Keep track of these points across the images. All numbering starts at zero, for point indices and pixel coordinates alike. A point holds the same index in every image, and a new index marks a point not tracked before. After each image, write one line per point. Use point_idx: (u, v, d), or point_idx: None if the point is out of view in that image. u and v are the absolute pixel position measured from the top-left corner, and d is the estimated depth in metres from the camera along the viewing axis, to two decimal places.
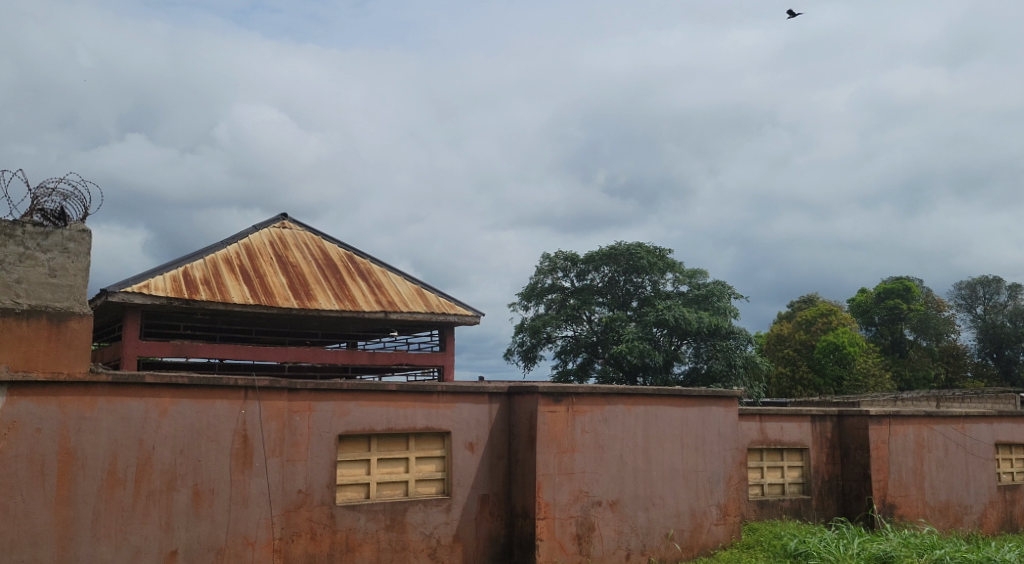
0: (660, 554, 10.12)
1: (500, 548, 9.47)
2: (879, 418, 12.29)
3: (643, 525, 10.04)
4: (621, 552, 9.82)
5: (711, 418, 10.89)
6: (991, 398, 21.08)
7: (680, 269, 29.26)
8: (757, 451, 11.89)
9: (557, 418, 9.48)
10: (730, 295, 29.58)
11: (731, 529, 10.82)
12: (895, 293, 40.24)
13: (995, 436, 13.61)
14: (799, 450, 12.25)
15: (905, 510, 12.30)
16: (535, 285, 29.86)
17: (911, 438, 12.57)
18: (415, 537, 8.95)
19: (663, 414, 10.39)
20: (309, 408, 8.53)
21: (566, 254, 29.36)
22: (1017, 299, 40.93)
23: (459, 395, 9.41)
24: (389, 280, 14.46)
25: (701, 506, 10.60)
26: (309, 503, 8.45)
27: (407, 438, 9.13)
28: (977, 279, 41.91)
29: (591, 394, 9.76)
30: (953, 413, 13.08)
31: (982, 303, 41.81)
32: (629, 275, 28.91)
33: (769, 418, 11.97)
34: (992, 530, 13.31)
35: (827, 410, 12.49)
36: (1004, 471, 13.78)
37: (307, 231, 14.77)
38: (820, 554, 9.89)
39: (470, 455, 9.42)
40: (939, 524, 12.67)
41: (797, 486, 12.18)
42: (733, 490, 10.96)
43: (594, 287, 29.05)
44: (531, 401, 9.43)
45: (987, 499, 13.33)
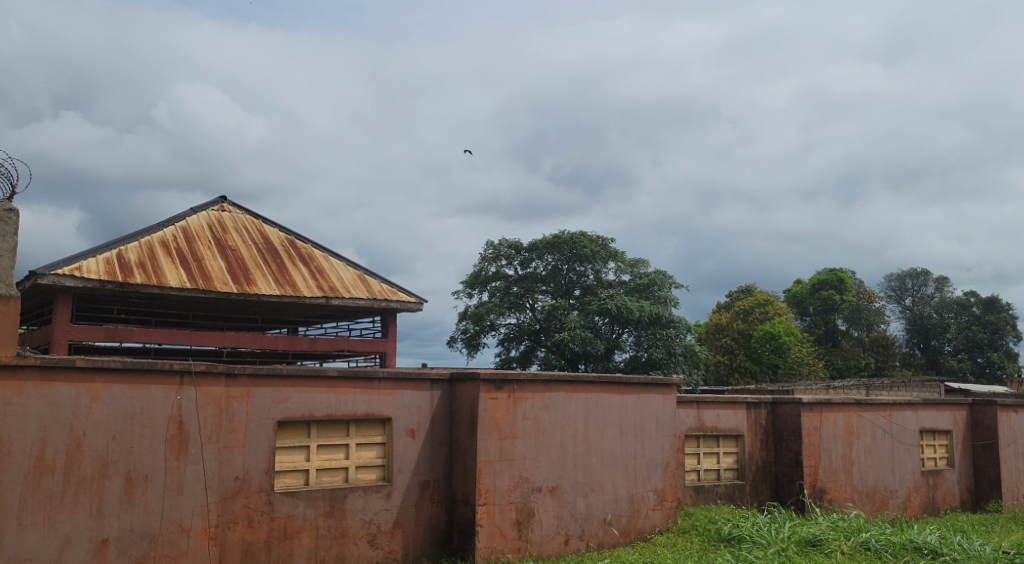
0: (598, 539, 10.28)
1: (441, 534, 9.52)
2: (811, 406, 12.63)
3: (582, 511, 10.18)
4: (560, 537, 9.94)
5: (650, 404, 11.07)
6: (917, 386, 21.82)
7: (622, 258, 29.57)
8: (694, 438, 12.14)
9: (498, 406, 9.54)
10: (670, 285, 30.06)
11: (668, 515, 11.04)
12: (829, 284, 41.99)
13: (919, 423, 14.11)
14: (734, 436, 12.54)
15: (833, 495, 12.68)
16: (479, 272, 29.90)
17: (841, 425, 12.95)
18: (355, 524, 8.94)
19: (602, 401, 10.53)
20: (248, 394, 8.43)
21: (510, 242, 29.46)
22: (944, 291, 42.41)
23: (401, 382, 9.41)
24: (331, 266, 14.34)
25: (639, 491, 10.78)
26: (247, 490, 8.37)
27: (347, 425, 9.11)
28: (906, 271, 43.31)
29: (532, 381, 9.84)
30: (881, 401, 13.53)
31: (911, 295, 43.20)
32: (572, 264, 29.13)
33: (706, 406, 12.23)
34: (916, 513, 13.81)
35: (762, 398, 12.80)
36: (928, 457, 14.31)
37: (247, 215, 14.53)
38: (752, 537, 10.15)
39: (411, 442, 9.43)
40: (866, 508, 13.09)
41: (732, 472, 12.47)
42: (670, 477, 11.17)
43: (538, 275, 29.18)
44: (473, 388, 9.48)
45: (912, 484, 13.82)
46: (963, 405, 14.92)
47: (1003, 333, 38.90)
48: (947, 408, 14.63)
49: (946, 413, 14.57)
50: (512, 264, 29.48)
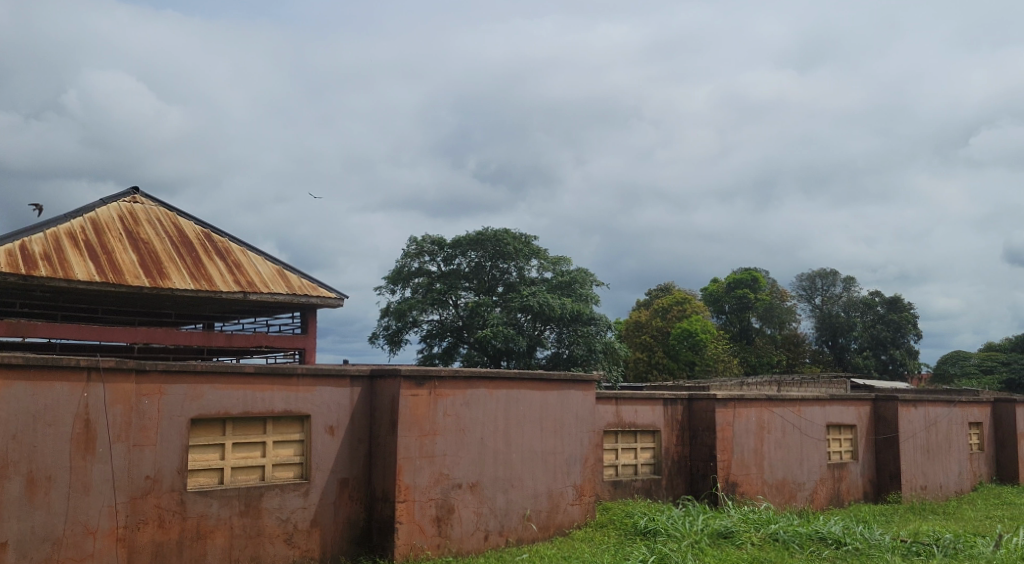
0: (517, 535, 10.37)
1: (359, 532, 9.46)
2: (725, 401, 13.00)
3: (501, 507, 10.25)
4: (480, 533, 10.00)
5: (570, 400, 11.22)
6: (825, 383, 22.64)
7: (545, 256, 29.81)
8: (612, 434, 12.35)
9: (419, 402, 9.54)
10: (592, 282, 30.46)
11: (586, 509, 11.21)
12: (743, 283, 43.11)
13: (826, 418, 14.65)
14: (651, 432, 12.80)
15: (745, 487, 13.08)
16: (402, 269, 29.73)
17: (753, 420, 13.35)
18: (271, 523, 8.83)
19: (523, 397, 10.63)
20: (160, 391, 8.24)
21: (433, 238, 29.36)
22: (851, 291, 43.98)
23: (321, 378, 9.33)
24: (249, 260, 14.08)
25: (558, 486, 10.92)
26: (158, 489, 8.18)
27: (265, 422, 8.98)
28: (816, 272, 44.75)
29: (453, 378, 9.87)
30: (791, 396, 13.98)
31: (820, 294, 44.66)
32: (495, 261, 29.22)
33: (625, 401, 12.46)
34: (822, 505, 14.33)
35: (679, 394, 13.10)
36: (834, 450, 14.86)
37: (160, 207, 14.12)
38: (667, 531, 10.40)
39: (329, 439, 9.36)
40: (775, 501, 13.52)
41: (649, 466, 12.73)
42: (589, 472, 11.34)
43: (460, 271, 29.18)
44: (394, 384, 9.46)
45: (818, 477, 14.34)
46: (867, 400, 15.55)
47: (906, 331, 41.01)
48: (852, 404, 15.24)
49: (851, 409, 15.18)
50: (435, 260, 29.41)
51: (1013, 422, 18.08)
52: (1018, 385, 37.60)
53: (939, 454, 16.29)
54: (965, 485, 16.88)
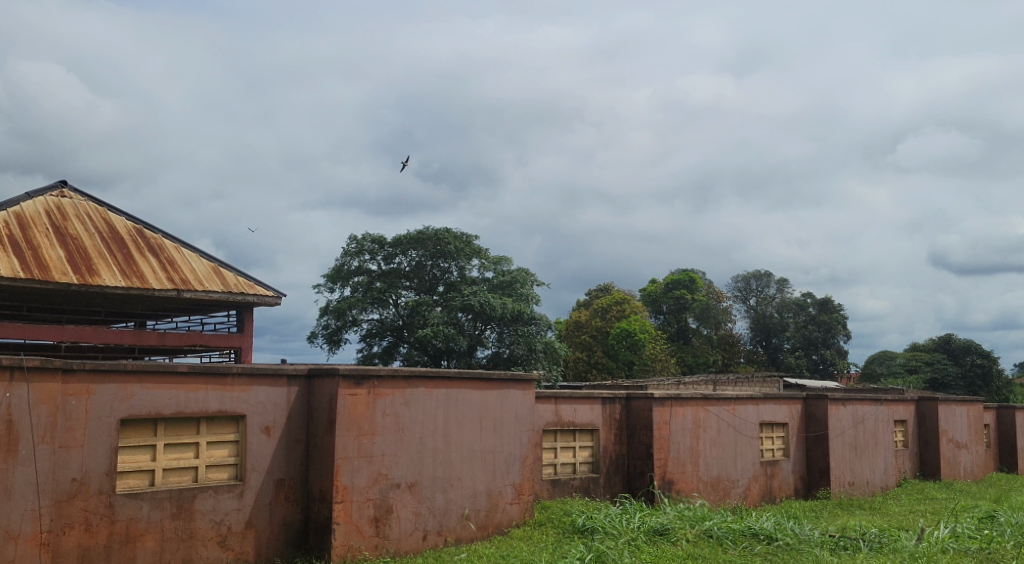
0: (456, 534, 10.37)
1: (296, 533, 9.35)
2: (662, 401, 13.19)
3: (440, 507, 10.24)
4: (418, 533, 9.97)
5: (510, 399, 11.26)
6: (759, 382, 23.12)
7: (486, 255, 29.84)
8: (551, 433, 12.44)
9: (357, 402, 9.47)
10: (532, 282, 30.60)
11: (525, 508, 11.26)
12: (681, 284, 43.83)
13: (759, 416, 14.98)
14: (590, 430, 12.92)
15: (681, 485, 13.28)
16: (341, 267, 29.45)
17: (689, 419, 13.58)
18: (203, 525, 8.67)
19: (462, 396, 10.63)
20: (87, 391, 8.02)
21: (373, 237, 29.15)
22: (784, 292, 44.97)
23: (256, 377, 9.20)
24: (183, 257, 13.80)
25: (497, 486, 10.95)
26: (85, 492, 7.97)
27: (198, 423, 8.81)
28: (751, 273, 45.62)
29: (393, 377, 9.83)
30: (726, 396, 14.25)
31: (755, 295, 45.54)
32: (436, 260, 29.13)
33: (564, 401, 12.55)
34: (754, 501, 14.63)
35: (617, 393, 13.25)
36: (767, 448, 15.19)
37: (90, 202, 13.74)
38: (604, 529, 10.51)
39: (265, 439, 9.23)
40: (710, 498, 13.76)
41: (587, 465, 12.83)
42: (528, 471, 11.40)
43: (401, 270, 29.01)
44: (332, 383, 9.39)
45: (751, 474, 14.64)
46: (798, 399, 15.93)
47: (835, 332, 42.05)
48: (784, 403, 15.59)
49: (783, 407, 15.54)
50: (375, 259, 29.20)
51: (935, 419, 18.71)
52: (941, 384, 38.92)
53: (867, 451, 16.78)
54: (890, 481, 17.43)
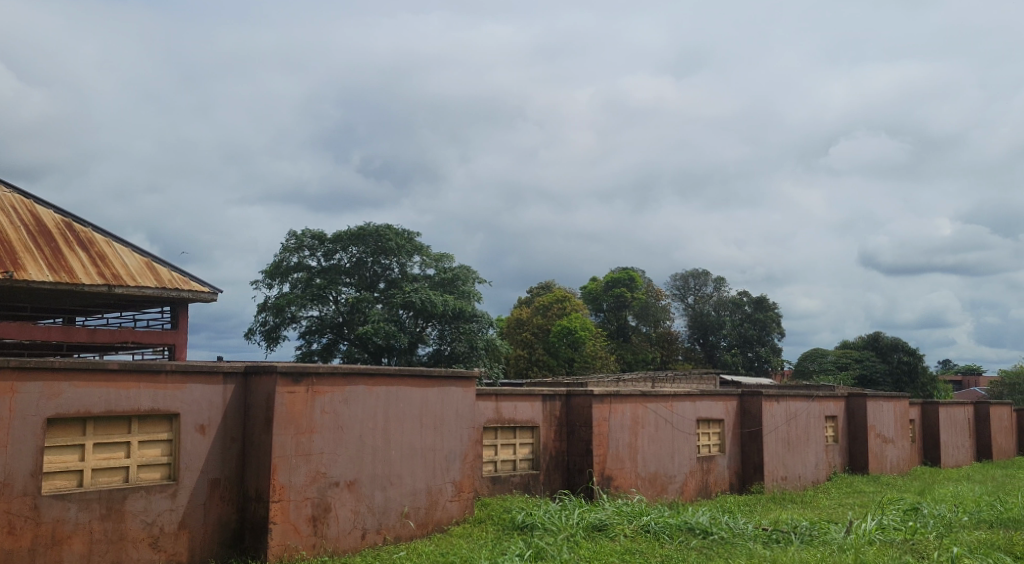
0: (395, 532, 10.32)
1: (231, 533, 9.20)
2: (601, 397, 13.32)
3: (379, 505, 10.17)
4: (357, 532, 9.89)
5: (450, 397, 11.23)
6: (696, 379, 23.49)
7: (427, 252, 29.72)
8: (492, 430, 12.45)
9: (295, 399, 9.36)
10: (474, 279, 30.60)
11: (464, 505, 11.25)
12: (621, 282, 43.89)
13: (696, 413, 15.24)
14: (530, 428, 12.97)
15: (619, 481, 13.43)
16: (280, 263, 29.03)
17: (628, 416, 13.74)
18: (134, 526, 8.48)
19: (402, 394, 10.57)
20: (11, 390, 7.78)
21: (313, 233, 28.78)
22: (721, 291, 45.76)
23: (191, 375, 9.02)
24: (114, 252, 13.45)
25: (437, 483, 10.93)
26: (8, 493, 7.72)
27: (129, 422, 8.59)
28: (689, 272, 46.29)
29: (332, 374, 9.73)
30: (664, 393, 14.46)
31: (693, 293, 46.21)
32: (376, 257, 28.89)
33: (504, 398, 12.59)
34: (691, 496, 14.87)
35: (557, 390, 13.34)
36: (703, 443, 15.45)
37: (15, 193, 13.26)
38: (543, 525, 10.56)
39: (200, 438, 9.06)
40: (647, 493, 13.94)
41: (527, 462, 12.89)
42: (467, 468, 11.40)
43: (341, 266, 28.69)
44: (270, 380, 9.25)
45: (688, 469, 14.88)
46: (733, 395, 16.24)
47: (770, 329, 43.22)
48: (720, 399, 15.89)
49: (719, 404, 15.82)
50: (315, 255, 28.85)
51: (864, 415, 19.26)
52: (871, 381, 40.09)
53: (798, 447, 17.18)
54: (821, 475, 17.87)
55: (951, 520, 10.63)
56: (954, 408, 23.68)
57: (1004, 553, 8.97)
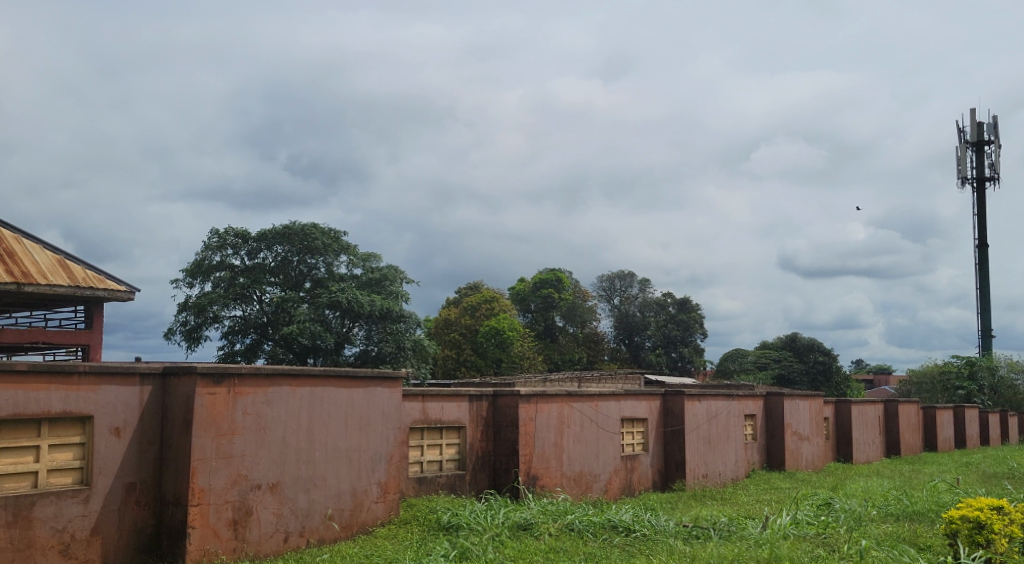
0: (319, 534, 10.19)
1: (147, 539, 8.96)
2: (528, 397, 13.38)
3: (303, 507, 10.02)
4: (279, 535, 9.72)
5: (376, 397, 11.14)
6: (621, 379, 23.82)
7: (354, 252, 29.43)
8: (418, 431, 12.41)
9: (216, 400, 9.16)
10: (402, 279, 30.43)
11: (390, 507, 11.17)
12: (548, 283, 44.20)
13: (620, 412, 15.45)
14: (456, 428, 12.95)
15: (545, 481, 13.52)
16: (202, 261, 28.34)
17: (554, 415, 13.85)
18: (43, 533, 8.17)
19: (327, 395, 10.44)
20: None
21: (236, 231, 28.18)
22: (646, 292, 46.50)
23: (106, 376, 8.75)
24: (24, 248, 12.87)
25: (362, 484, 10.82)
26: None
27: (39, 425, 8.28)
28: (615, 273, 46.89)
29: (254, 375, 9.56)
30: (590, 392, 14.61)
31: (619, 294, 46.83)
32: (302, 256, 28.47)
33: (431, 398, 12.55)
34: (615, 494, 15.06)
35: (484, 390, 13.36)
36: (628, 443, 15.66)
37: None
38: (469, 525, 10.57)
39: (115, 441, 8.79)
40: (572, 492, 14.06)
41: (453, 463, 12.86)
42: (393, 469, 11.31)
43: (266, 265, 28.14)
44: (189, 382, 9.04)
45: (612, 468, 15.07)
46: (657, 395, 16.51)
47: (693, 330, 44.09)
48: (644, 398, 16.14)
49: (643, 403, 16.07)
50: (238, 253, 28.26)
51: (782, 413, 19.81)
52: (788, 380, 41.28)
53: (718, 445, 17.55)
54: (740, 472, 18.30)
55: (861, 514, 11.01)
56: (866, 406, 24.53)
57: (909, 544, 9.35)
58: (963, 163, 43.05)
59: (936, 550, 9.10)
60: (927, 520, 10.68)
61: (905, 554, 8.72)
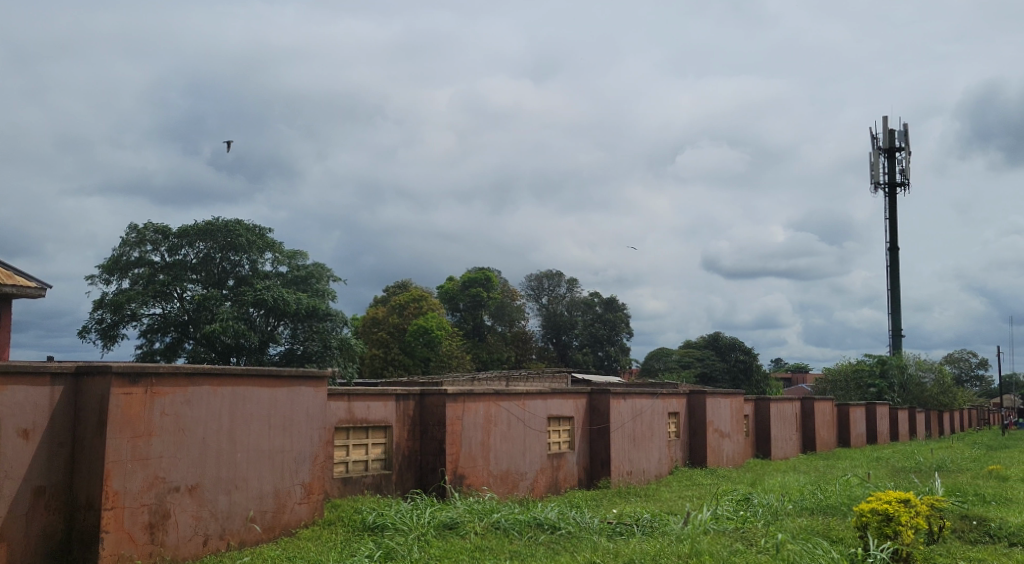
0: (240, 537, 9.97)
1: (57, 544, 8.63)
2: (455, 396, 13.35)
3: (223, 510, 9.79)
4: (198, 538, 9.47)
5: (300, 397, 10.95)
6: (547, 378, 23.97)
7: (280, 249, 28.92)
8: (344, 430, 12.26)
9: (133, 401, 8.89)
10: (328, 277, 30.03)
11: (314, 508, 10.98)
12: (477, 282, 44.20)
13: (547, 411, 15.53)
14: (383, 427, 12.84)
15: (471, 480, 13.50)
16: (119, 258, 27.47)
17: (481, 414, 13.84)
18: None
19: (249, 395, 10.23)
20: None
21: (156, 227, 27.39)
22: (574, 291, 46.94)
23: (14, 376, 8.42)
24: None
25: (285, 486, 10.62)
26: None
27: None
28: (543, 273, 47.18)
29: (173, 375, 9.30)
30: (516, 391, 14.65)
31: (547, 294, 47.14)
32: (225, 253, 27.84)
33: (357, 398, 12.42)
34: (541, 493, 15.13)
35: (411, 390, 13.28)
36: (554, 441, 15.75)
37: None
38: (394, 525, 10.48)
39: (23, 444, 8.47)
40: (499, 491, 14.07)
41: (379, 462, 12.74)
42: (318, 470, 11.13)
43: (187, 262, 27.43)
44: (103, 382, 8.75)
45: (538, 466, 15.13)
46: (583, 394, 16.67)
47: (619, 329, 44.64)
48: (570, 397, 16.26)
49: (569, 401, 16.19)
50: (158, 250, 27.48)
51: (704, 411, 20.19)
52: (711, 379, 42.15)
53: (642, 443, 17.78)
54: (664, 469, 18.59)
55: (778, 508, 11.31)
56: (784, 404, 25.20)
57: (822, 537, 9.64)
58: (876, 168, 44.61)
59: (846, 542, 9.40)
60: (840, 513, 11.04)
61: (818, 547, 8.96)
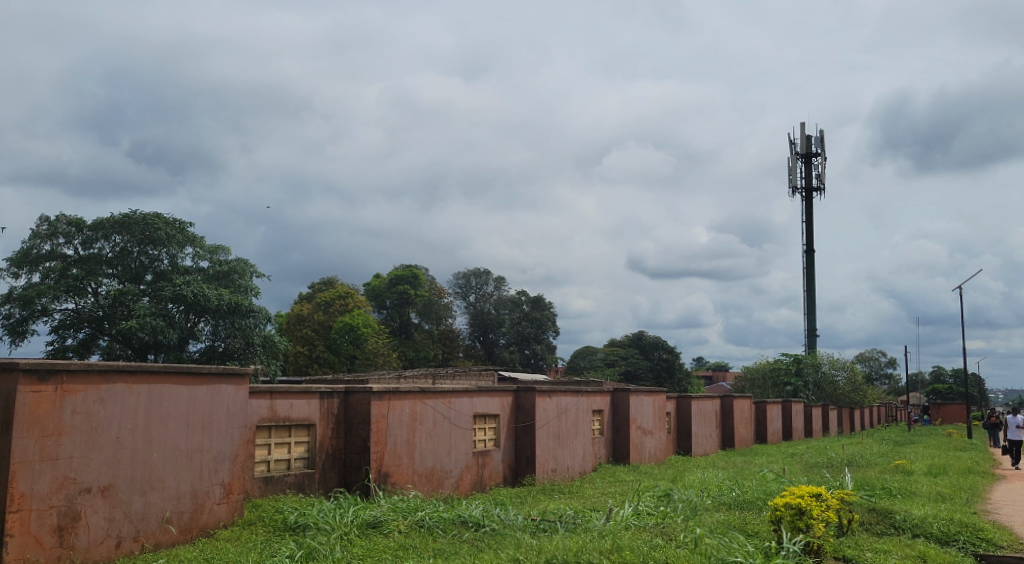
0: (155, 539, 9.71)
1: None
2: (379, 394, 13.25)
3: (137, 511, 9.52)
4: (110, 541, 9.19)
5: (220, 395, 10.71)
6: (474, 374, 23.97)
7: (201, 244, 28.25)
8: (265, 429, 12.04)
9: (41, 399, 8.59)
10: (251, 273, 29.45)
11: (234, 508, 10.74)
12: (404, 280, 43.95)
13: (473, 408, 15.54)
14: (306, 425, 12.66)
15: (395, 478, 13.41)
16: (29, 250, 26.41)
17: (406, 412, 13.76)
18: None
19: (167, 392, 9.97)
20: None
21: (69, 219, 26.43)
22: (501, 289, 47.08)
23: None
24: None
25: (204, 485, 10.38)
26: None
27: None
28: (471, 271, 47.18)
29: (85, 371, 9.00)
30: (442, 388, 14.62)
31: (475, 292, 47.15)
32: (143, 247, 27.03)
33: (280, 396, 12.22)
34: (466, 490, 15.13)
35: (335, 387, 13.12)
36: (480, 439, 15.77)
37: None
38: (317, 524, 10.34)
39: None
40: (423, 488, 14.01)
41: (302, 462, 12.55)
42: (238, 468, 10.91)
43: (102, 256, 26.56)
44: (9, 380, 8.42)
45: (463, 464, 15.12)
46: (509, 391, 16.74)
47: (545, 327, 44.95)
48: (496, 395, 16.31)
49: (495, 399, 16.23)
50: (71, 243, 26.52)
51: (627, 408, 20.49)
52: (635, 377, 42.75)
53: (567, 440, 17.93)
54: (587, 466, 18.80)
55: (696, 503, 11.56)
56: (704, 401, 25.73)
57: (738, 531, 9.91)
58: (793, 173, 45.91)
59: (761, 536, 9.67)
60: (756, 508, 11.34)
61: (734, 541, 9.17)
